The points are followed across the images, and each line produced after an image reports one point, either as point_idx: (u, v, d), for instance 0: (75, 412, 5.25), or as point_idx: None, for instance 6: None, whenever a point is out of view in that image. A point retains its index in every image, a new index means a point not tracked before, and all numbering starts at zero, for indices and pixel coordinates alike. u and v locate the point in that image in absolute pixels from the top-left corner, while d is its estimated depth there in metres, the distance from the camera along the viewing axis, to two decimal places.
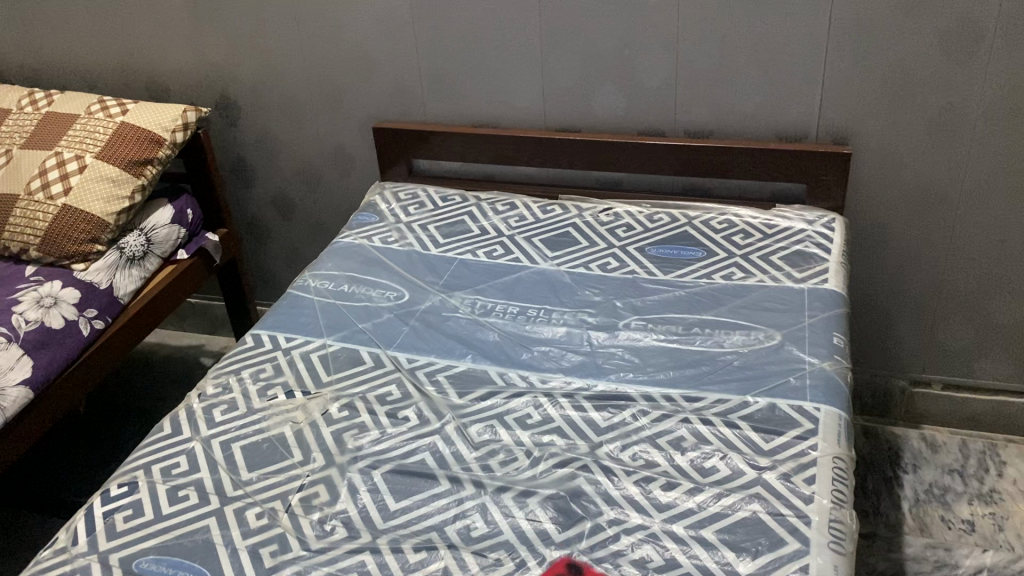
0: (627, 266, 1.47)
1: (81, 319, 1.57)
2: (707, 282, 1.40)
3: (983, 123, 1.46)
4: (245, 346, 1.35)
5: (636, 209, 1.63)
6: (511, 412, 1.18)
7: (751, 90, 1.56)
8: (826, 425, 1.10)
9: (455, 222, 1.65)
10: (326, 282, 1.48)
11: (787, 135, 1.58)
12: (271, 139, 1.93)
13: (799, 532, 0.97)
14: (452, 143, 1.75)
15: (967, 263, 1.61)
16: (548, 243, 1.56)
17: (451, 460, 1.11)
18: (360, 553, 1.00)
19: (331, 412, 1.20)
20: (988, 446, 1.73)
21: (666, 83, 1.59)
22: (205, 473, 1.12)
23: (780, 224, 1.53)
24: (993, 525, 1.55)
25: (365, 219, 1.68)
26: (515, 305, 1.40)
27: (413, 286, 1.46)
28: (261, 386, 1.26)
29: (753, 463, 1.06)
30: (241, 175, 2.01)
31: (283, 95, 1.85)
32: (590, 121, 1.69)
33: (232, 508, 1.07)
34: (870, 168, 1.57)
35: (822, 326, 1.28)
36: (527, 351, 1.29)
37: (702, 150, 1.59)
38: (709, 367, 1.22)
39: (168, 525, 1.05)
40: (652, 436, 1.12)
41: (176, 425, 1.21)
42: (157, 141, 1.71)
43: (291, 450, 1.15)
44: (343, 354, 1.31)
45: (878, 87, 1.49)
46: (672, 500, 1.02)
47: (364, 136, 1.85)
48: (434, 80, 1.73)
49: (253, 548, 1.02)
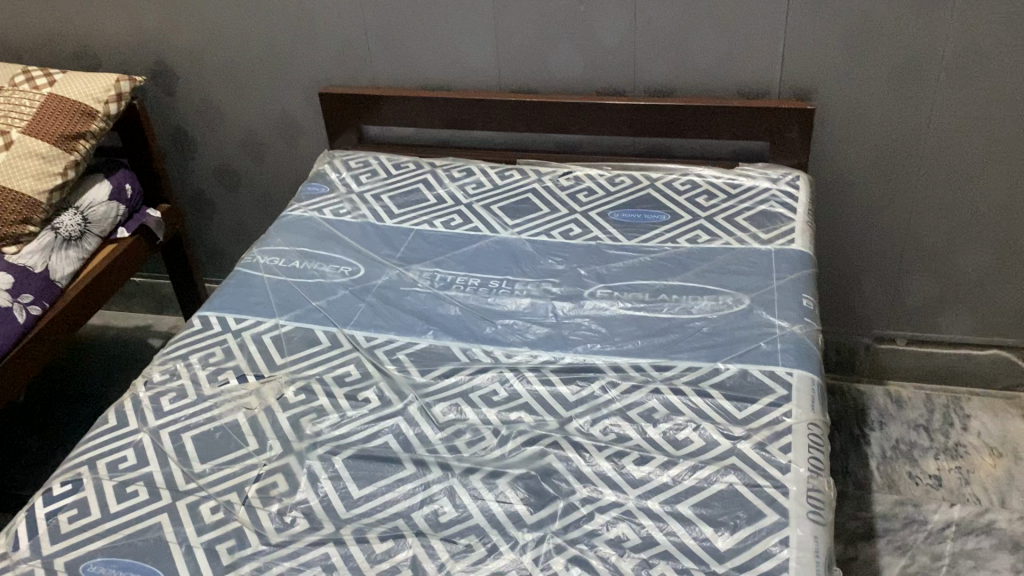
0: (590, 232, 1.43)
1: (15, 305, 1.48)
2: (672, 246, 1.37)
3: (946, 76, 1.44)
4: (192, 329, 1.28)
5: (596, 172, 1.59)
6: (475, 389, 1.13)
7: (711, 46, 1.51)
8: (800, 391, 1.07)
9: (409, 191, 1.58)
10: (276, 258, 1.41)
11: (748, 91, 1.54)
12: (212, 108, 1.83)
13: (777, 503, 0.94)
14: (404, 108, 1.67)
15: (930, 216, 1.59)
16: (508, 210, 1.50)
17: (416, 443, 1.06)
18: (322, 545, 0.95)
19: (286, 396, 1.15)
20: (951, 400, 1.73)
21: (624, 40, 1.54)
22: (154, 466, 1.06)
23: (743, 183, 1.50)
24: (960, 479, 1.55)
25: (314, 190, 1.61)
26: (476, 276, 1.35)
27: (368, 260, 1.40)
28: (211, 371, 1.20)
29: (727, 433, 1.03)
30: (182, 148, 1.91)
31: (223, 62, 1.76)
32: (546, 82, 1.63)
33: (185, 503, 1.01)
34: (833, 124, 1.54)
35: (790, 288, 1.25)
36: (490, 325, 1.24)
37: (663, 109, 1.54)
38: (678, 335, 1.19)
39: (117, 523, 0.99)
40: (622, 409, 1.08)
41: (120, 415, 1.14)
42: (90, 114, 1.61)
43: (245, 438, 1.09)
44: (296, 334, 1.25)
45: (841, 41, 1.45)
46: (646, 475, 0.99)
47: (311, 104, 1.77)
48: (382, 42, 1.66)
49: (209, 545, 0.96)
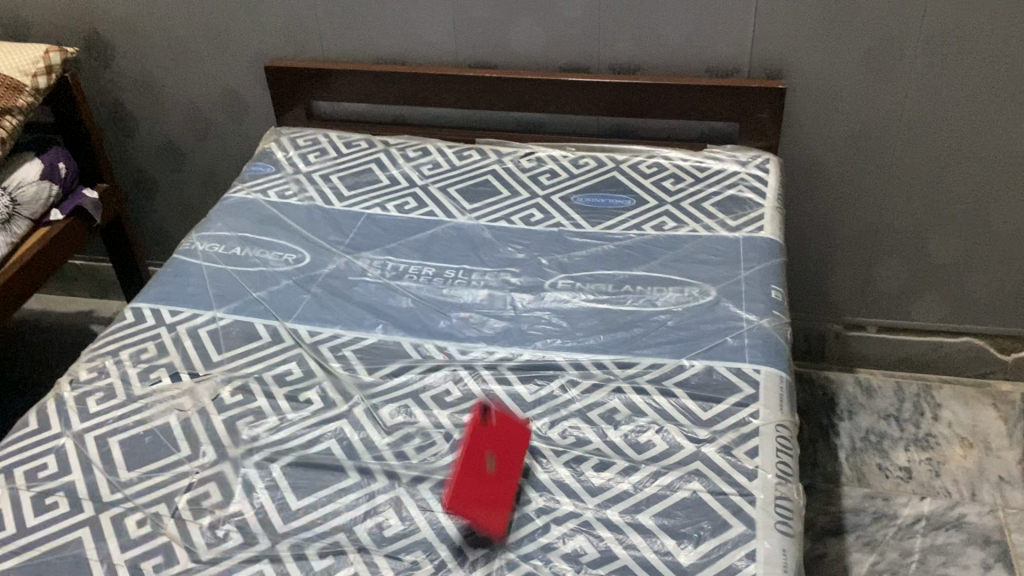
0: (552, 217, 1.35)
1: None
2: (637, 234, 1.30)
3: (922, 54, 1.38)
4: (123, 322, 1.19)
5: (559, 153, 1.51)
6: (426, 388, 1.06)
7: (680, 20, 1.43)
8: (768, 390, 1.01)
9: (362, 171, 1.50)
10: (216, 245, 1.32)
11: (718, 69, 1.47)
12: (152, 81, 1.72)
13: (743, 513, 0.88)
14: (356, 83, 1.58)
15: (903, 201, 1.54)
16: (465, 194, 1.42)
17: (360, 448, 0.99)
18: (256, 563, 0.88)
19: (222, 396, 1.07)
20: (922, 388, 1.70)
21: (588, 13, 1.45)
22: (76, 475, 0.98)
23: (712, 166, 1.43)
24: (930, 471, 1.51)
25: (259, 170, 1.51)
26: (430, 265, 1.27)
27: (315, 246, 1.32)
28: (142, 368, 1.11)
29: (691, 436, 0.97)
30: (122, 124, 1.81)
31: (162, 32, 1.65)
32: (506, 57, 1.54)
33: (109, 516, 0.93)
34: (805, 104, 1.47)
35: (759, 279, 1.19)
36: (444, 319, 1.17)
37: (628, 87, 1.46)
38: (642, 329, 1.12)
39: (33, 540, 0.91)
40: (582, 410, 1.01)
41: (42, 418, 1.05)
42: (16, 87, 1.49)
43: (177, 443, 1.01)
44: (236, 328, 1.17)
45: (814, 16, 1.38)
46: (605, 482, 0.92)
47: (258, 78, 1.67)
48: (332, 13, 1.56)
49: (133, 563, 0.88)
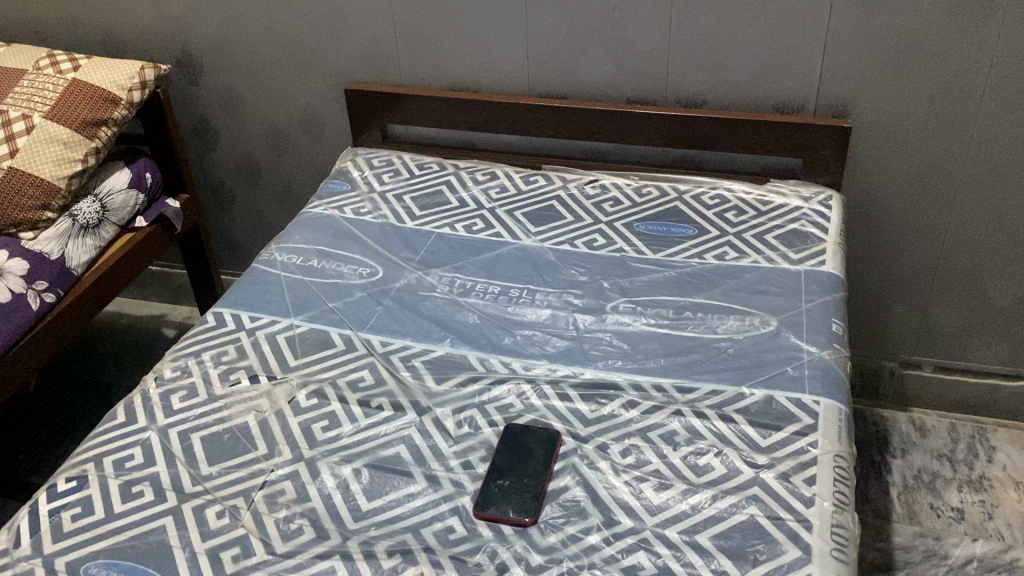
0: (615, 243, 1.39)
1: (29, 292, 1.46)
2: (698, 262, 1.33)
3: (988, 99, 1.40)
4: (206, 326, 1.26)
5: (623, 181, 1.55)
6: (492, 400, 1.10)
7: (747, 57, 1.47)
8: (827, 421, 1.04)
9: (432, 192, 1.56)
10: (294, 256, 1.39)
11: (784, 106, 1.50)
12: (236, 99, 1.81)
13: (799, 539, 0.90)
14: (430, 107, 1.65)
15: (965, 241, 1.55)
16: (531, 217, 1.47)
17: (428, 455, 1.03)
18: (329, 557, 0.92)
19: (298, 399, 1.12)
20: (976, 430, 1.69)
21: (658, 48, 1.50)
22: (161, 467, 1.04)
23: (774, 200, 1.46)
24: (983, 514, 1.51)
25: (335, 187, 1.58)
26: (496, 284, 1.32)
27: (387, 262, 1.37)
28: (223, 369, 1.18)
29: (750, 461, 0.99)
30: (205, 138, 1.90)
31: (249, 53, 1.74)
32: (575, 87, 1.59)
33: (190, 506, 0.99)
34: (869, 143, 1.50)
35: (820, 312, 1.21)
36: (508, 335, 1.21)
37: (694, 120, 1.50)
38: (703, 355, 1.15)
39: (120, 524, 0.97)
40: (642, 429, 1.05)
41: (130, 412, 1.12)
42: (113, 100, 1.59)
43: (255, 442, 1.07)
44: (312, 336, 1.23)
45: (882, 59, 1.41)
46: (664, 502, 0.95)
47: (335, 99, 1.75)
48: (410, 40, 1.63)
49: (212, 551, 0.94)
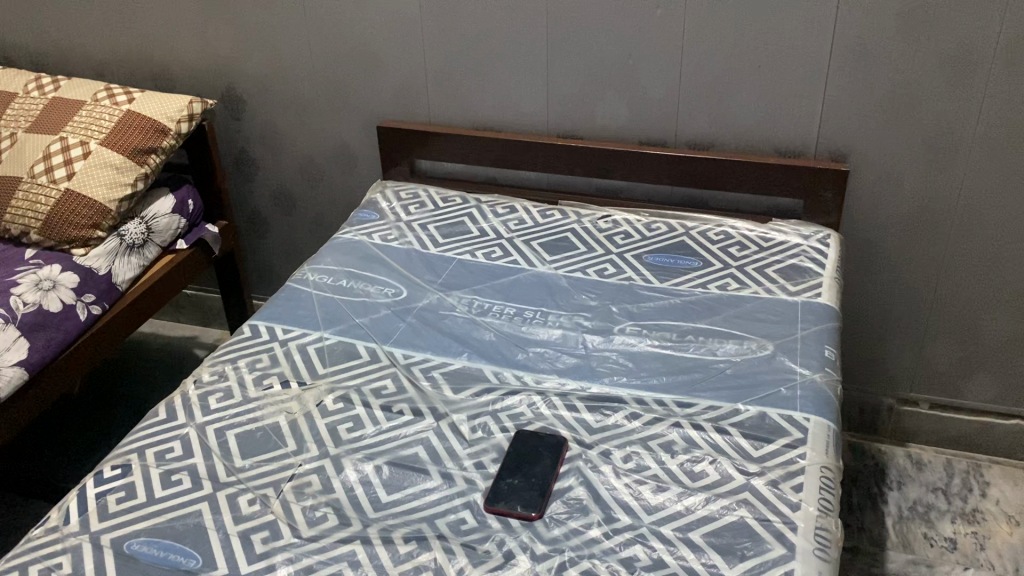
0: (624, 272, 1.49)
1: (78, 304, 1.57)
2: (702, 291, 1.42)
3: (978, 147, 1.49)
4: (242, 336, 1.36)
5: (634, 217, 1.66)
6: (505, 409, 1.19)
7: (752, 104, 1.58)
8: (815, 436, 1.11)
9: (455, 223, 1.66)
10: (325, 276, 1.50)
11: (786, 150, 1.61)
12: (275, 133, 1.94)
13: (785, 538, 0.97)
14: (455, 145, 1.76)
15: (959, 284, 1.63)
16: (547, 247, 1.57)
17: (443, 455, 1.12)
18: (350, 542, 1.00)
19: (325, 403, 1.21)
20: (971, 466, 1.75)
21: (670, 94, 1.61)
22: (198, 458, 1.13)
23: (776, 237, 1.55)
24: (975, 545, 1.57)
25: (365, 216, 1.70)
26: (512, 306, 1.41)
27: (411, 284, 1.47)
28: (257, 375, 1.27)
29: (742, 469, 1.07)
30: (244, 169, 2.02)
31: (290, 91, 1.87)
32: (592, 129, 1.71)
33: (225, 494, 1.07)
34: (867, 187, 1.59)
35: (814, 339, 1.30)
36: (522, 352, 1.30)
37: (702, 161, 1.60)
38: (703, 374, 1.24)
39: (161, 507, 1.06)
40: (643, 438, 1.13)
41: (170, 410, 1.21)
42: (162, 131, 1.71)
43: (286, 439, 1.16)
44: (339, 347, 1.32)
45: (878, 108, 1.51)
46: (661, 503, 1.03)
47: (367, 135, 1.87)
48: (440, 82, 1.75)
49: (244, 533, 1.02)
